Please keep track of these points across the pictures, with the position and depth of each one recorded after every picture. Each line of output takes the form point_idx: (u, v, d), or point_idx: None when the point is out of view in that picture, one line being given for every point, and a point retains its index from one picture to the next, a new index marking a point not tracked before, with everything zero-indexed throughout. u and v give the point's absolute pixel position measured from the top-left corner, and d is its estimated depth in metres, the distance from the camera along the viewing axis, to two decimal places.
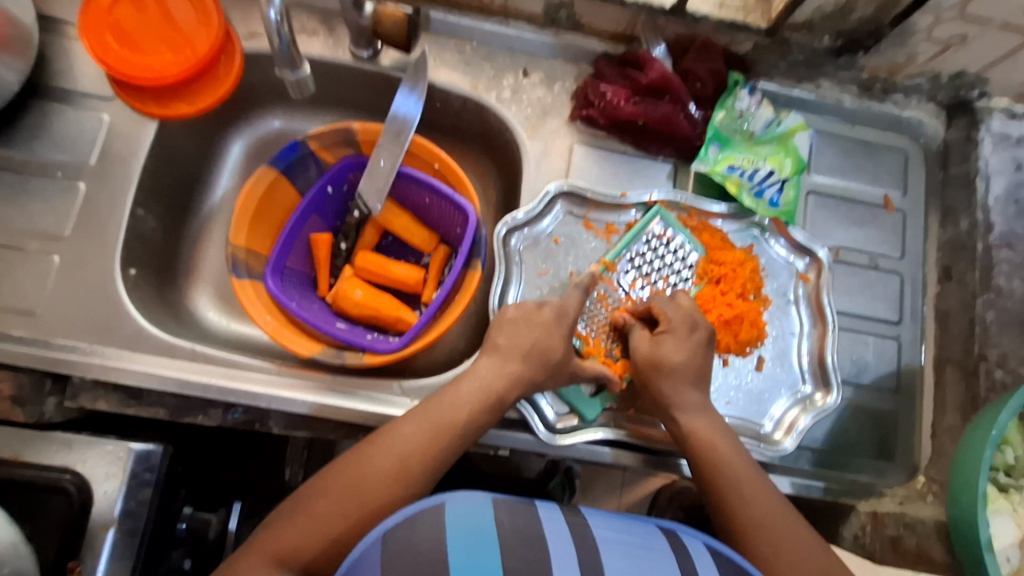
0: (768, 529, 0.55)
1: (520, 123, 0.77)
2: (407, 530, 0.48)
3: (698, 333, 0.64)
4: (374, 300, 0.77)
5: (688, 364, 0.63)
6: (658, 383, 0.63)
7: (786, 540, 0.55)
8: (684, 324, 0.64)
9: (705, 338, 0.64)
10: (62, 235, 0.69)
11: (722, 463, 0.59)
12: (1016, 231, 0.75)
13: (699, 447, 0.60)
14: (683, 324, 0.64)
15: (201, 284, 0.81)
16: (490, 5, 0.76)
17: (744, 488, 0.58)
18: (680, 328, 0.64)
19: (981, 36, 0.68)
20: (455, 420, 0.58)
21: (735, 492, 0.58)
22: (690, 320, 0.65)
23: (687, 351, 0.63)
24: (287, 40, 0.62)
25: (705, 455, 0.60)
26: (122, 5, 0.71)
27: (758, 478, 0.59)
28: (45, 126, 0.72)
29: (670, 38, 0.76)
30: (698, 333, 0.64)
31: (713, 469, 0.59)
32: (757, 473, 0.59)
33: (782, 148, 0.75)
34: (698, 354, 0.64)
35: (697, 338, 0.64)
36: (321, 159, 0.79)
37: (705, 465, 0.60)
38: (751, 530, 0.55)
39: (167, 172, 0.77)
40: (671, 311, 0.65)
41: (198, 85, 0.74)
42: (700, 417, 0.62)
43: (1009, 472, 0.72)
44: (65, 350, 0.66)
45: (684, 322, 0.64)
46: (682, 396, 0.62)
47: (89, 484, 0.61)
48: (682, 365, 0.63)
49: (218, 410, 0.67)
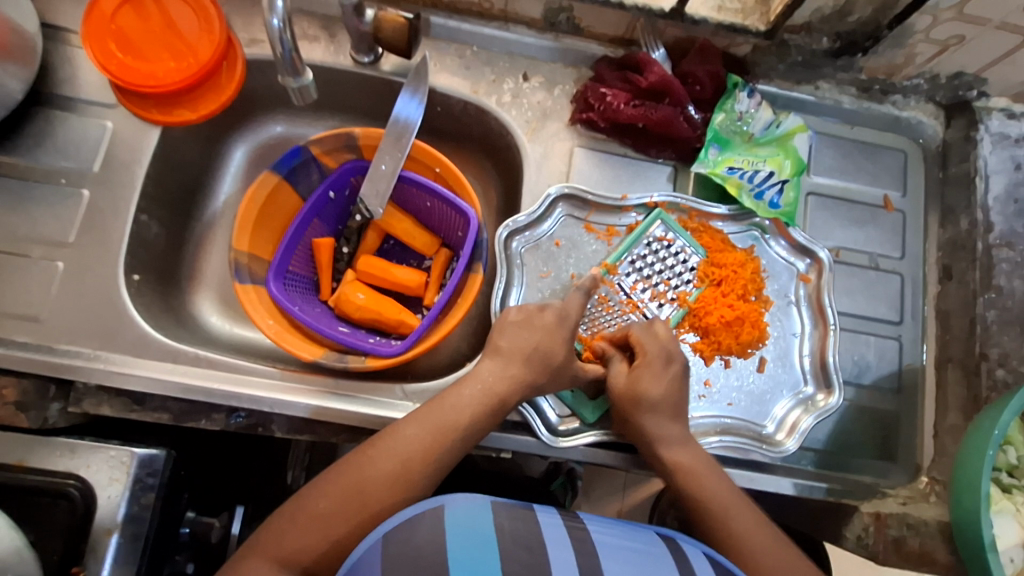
0: (751, 548, 0.57)
1: (520, 126, 0.77)
2: (407, 533, 0.48)
3: (673, 365, 0.63)
4: (376, 304, 0.77)
5: (664, 399, 0.62)
6: (637, 418, 0.62)
7: (769, 558, 0.57)
8: (660, 357, 0.63)
9: (680, 370, 0.64)
10: (66, 241, 0.70)
11: (704, 473, 0.61)
12: (1015, 231, 0.76)
13: (679, 467, 0.61)
14: (659, 357, 0.63)
15: (203, 289, 0.82)
16: (490, 10, 0.77)
17: (726, 506, 0.59)
18: (656, 361, 0.63)
19: (978, 37, 0.69)
20: (456, 422, 0.58)
21: (717, 512, 0.59)
22: (666, 352, 0.64)
23: (663, 384, 0.63)
24: (289, 48, 0.63)
25: (685, 479, 0.61)
26: (125, 13, 0.72)
27: (735, 493, 0.61)
28: (48, 133, 0.72)
29: (669, 41, 0.77)
30: (674, 365, 0.63)
31: (693, 484, 0.60)
32: (737, 493, 0.61)
33: (782, 150, 0.76)
34: (674, 386, 0.63)
35: (672, 371, 0.63)
36: (323, 164, 0.80)
37: (685, 480, 0.61)
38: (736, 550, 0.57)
39: (170, 178, 0.78)
40: (647, 342, 0.64)
41: (200, 91, 0.75)
42: (680, 449, 0.62)
43: (1012, 472, 0.72)
44: (69, 356, 0.66)
45: (659, 355, 0.63)
46: (661, 429, 0.62)
47: (93, 489, 0.61)
48: (659, 400, 0.62)
49: (221, 414, 0.67)
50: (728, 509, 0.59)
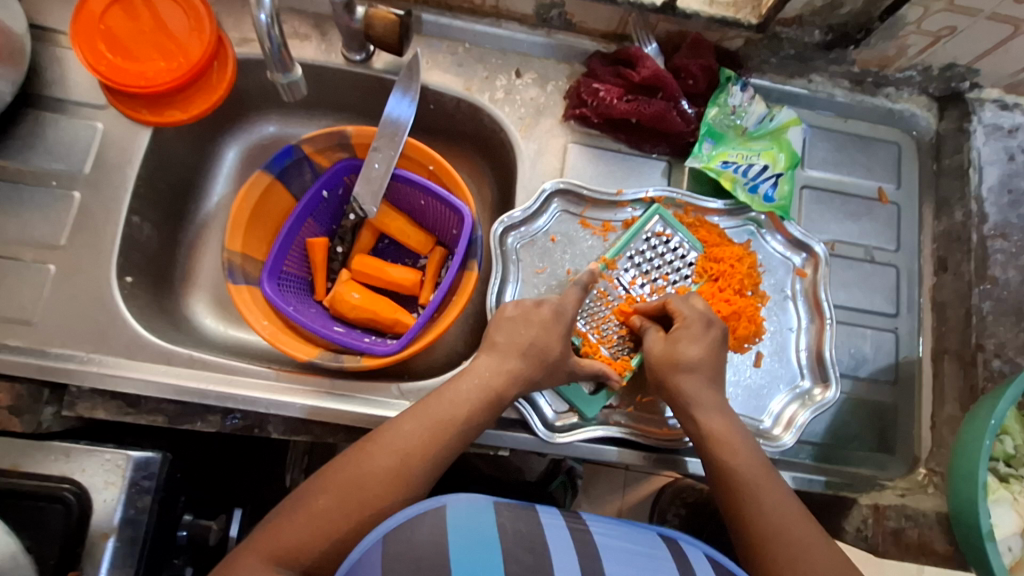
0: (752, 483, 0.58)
1: (514, 123, 0.77)
2: (407, 532, 0.48)
3: (713, 330, 0.64)
4: (372, 303, 0.77)
5: (703, 361, 0.63)
6: None
7: (754, 473, 0.58)
8: (699, 321, 0.64)
9: (720, 336, 0.64)
10: (58, 244, 0.69)
11: (731, 438, 0.60)
12: (1010, 221, 0.75)
13: (714, 437, 0.60)
14: (699, 321, 0.64)
15: (198, 291, 0.81)
16: (481, 7, 0.77)
17: (757, 480, 0.58)
18: (694, 324, 0.64)
19: (970, 28, 0.69)
20: (455, 417, 0.58)
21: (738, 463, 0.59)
22: (705, 317, 0.65)
23: (696, 347, 0.63)
24: (278, 43, 0.62)
25: (716, 442, 0.60)
26: (113, 13, 0.71)
27: (767, 469, 0.59)
28: (39, 135, 0.72)
29: (662, 35, 0.76)
30: (713, 330, 0.64)
31: (721, 448, 0.60)
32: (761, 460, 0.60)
33: (776, 143, 0.76)
34: (714, 351, 0.64)
35: (712, 335, 0.64)
36: (316, 163, 0.79)
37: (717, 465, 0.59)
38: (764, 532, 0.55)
39: (162, 179, 0.77)
40: (687, 307, 0.65)
41: (191, 91, 0.74)
42: (716, 416, 0.61)
43: (1009, 462, 0.72)
44: (63, 359, 0.66)
45: (699, 319, 0.64)
46: (699, 393, 0.62)
47: (88, 493, 0.60)
48: (698, 362, 0.63)
49: (217, 416, 0.66)
50: (759, 484, 0.58)
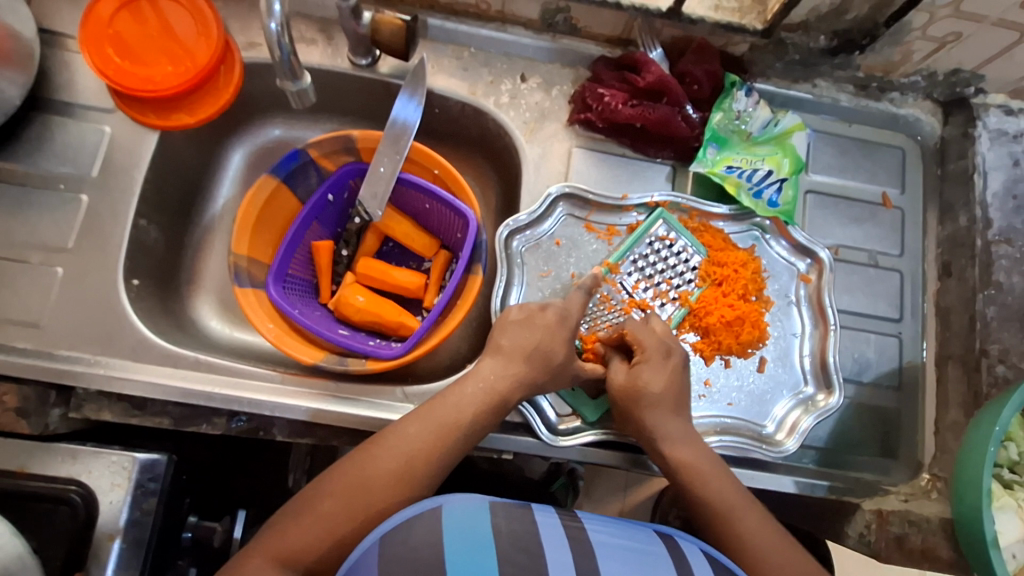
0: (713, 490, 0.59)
1: (519, 127, 0.77)
2: (403, 533, 0.48)
3: (673, 357, 0.64)
4: (377, 306, 0.78)
5: (665, 393, 0.62)
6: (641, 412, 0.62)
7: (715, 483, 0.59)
8: (659, 351, 0.64)
9: (680, 362, 0.64)
10: (65, 247, 0.70)
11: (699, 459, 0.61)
12: (1015, 227, 0.76)
13: (682, 462, 0.61)
14: (659, 351, 0.64)
15: (203, 293, 0.82)
16: (487, 11, 0.77)
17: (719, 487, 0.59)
18: (655, 355, 0.63)
19: (974, 34, 0.69)
20: (459, 420, 0.58)
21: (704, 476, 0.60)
22: (664, 346, 0.64)
23: (663, 377, 0.63)
24: (288, 52, 0.62)
25: (682, 461, 0.60)
26: (121, 17, 0.72)
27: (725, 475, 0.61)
28: (46, 139, 0.72)
29: (667, 40, 0.77)
30: (674, 357, 0.64)
31: (689, 471, 0.60)
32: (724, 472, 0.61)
33: (780, 148, 0.76)
34: (673, 379, 0.63)
35: (673, 363, 0.64)
36: (322, 167, 0.79)
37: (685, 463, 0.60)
38: (728, 529, 0.57)
39: (168, 182, 0.78)
40: (645, 337, 0.64)
41: (198, 95, 0.75)
42: (684, 447, 0.61)
43: (1012, 468, 0.73)
44: (70, 362, 0.66)
45: (658, 349, 0.64)
46: (663, 426, 0.62)
47: (94, 495, 0.61)
48: (660, 394, 0.62)
49: (222, 418, 0.67)
50: (720, 491, 0.59)
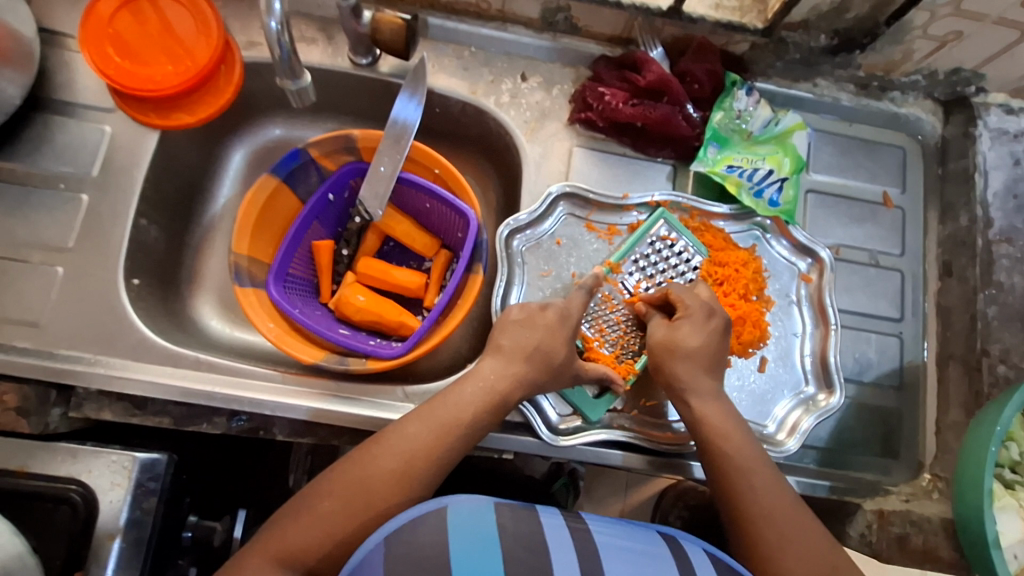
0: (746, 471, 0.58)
1: (519, 126, 0.77)
2: (409, 533, 0.48)
3: (714, 319, 0.64)
4: (377, 306, 0.78)
5: (702, 348, 0.63)
6: None
7: (749, 461, 0.58)
8: (701, 310, 0.64)
9: (721, 325, 0.64)
10: (65, 246, 0.70)
11: (729, 432, 0.60)
12: (1015, 226, 0.76)
13: (706, 422, 0.61)
14: (701, 310, 0.64)
15: (203, 293, 0.82)
16: (488, 11, 0.77)
17: (748, 463, 0.58)
18: (696, 313, 0.64)
19: (975, 33, 0.69)
20: (459, 420, 0.58)
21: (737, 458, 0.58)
22: (707, 307, 0.65)
23: (703, 336, 0.63)
24: (287, 50, 0.62)
25: (715, 435, 0.60)
26: (122, 17, 0.72)
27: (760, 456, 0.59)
28: (47, 138, 0.72)
29: (667, 40, 0.77)
30: (715, 319, 0.64)
31: (718, 442, 0.59)
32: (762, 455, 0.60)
33: (781, 147, 0.76)
34: (713, 340, 0.63)
35: (714, 325, 0.64)
36: (322, 166, 0.79)
37: (716, 440, 0.60)
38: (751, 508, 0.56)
39: (169, 182, 0.78)
40: (688, 296, 0.65)
41: (198, 95, 0.75)
42: (710, 404, 0.61)
43: (1014, 468, 0.72)
44: (70, 361, 0.66)
45: (701, 308, 0.64)
46: (694, 379, 0.62)
47: (94, 494, 0.61)
48: (697, 350, 0.63)
49: (223, 418, 0.67)
50: (750, 468, 0.58)
